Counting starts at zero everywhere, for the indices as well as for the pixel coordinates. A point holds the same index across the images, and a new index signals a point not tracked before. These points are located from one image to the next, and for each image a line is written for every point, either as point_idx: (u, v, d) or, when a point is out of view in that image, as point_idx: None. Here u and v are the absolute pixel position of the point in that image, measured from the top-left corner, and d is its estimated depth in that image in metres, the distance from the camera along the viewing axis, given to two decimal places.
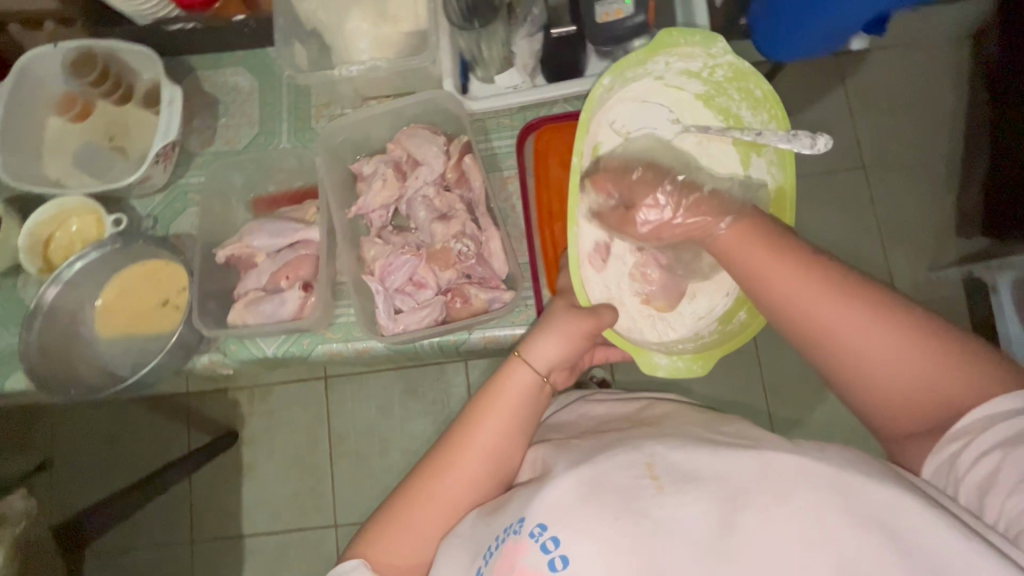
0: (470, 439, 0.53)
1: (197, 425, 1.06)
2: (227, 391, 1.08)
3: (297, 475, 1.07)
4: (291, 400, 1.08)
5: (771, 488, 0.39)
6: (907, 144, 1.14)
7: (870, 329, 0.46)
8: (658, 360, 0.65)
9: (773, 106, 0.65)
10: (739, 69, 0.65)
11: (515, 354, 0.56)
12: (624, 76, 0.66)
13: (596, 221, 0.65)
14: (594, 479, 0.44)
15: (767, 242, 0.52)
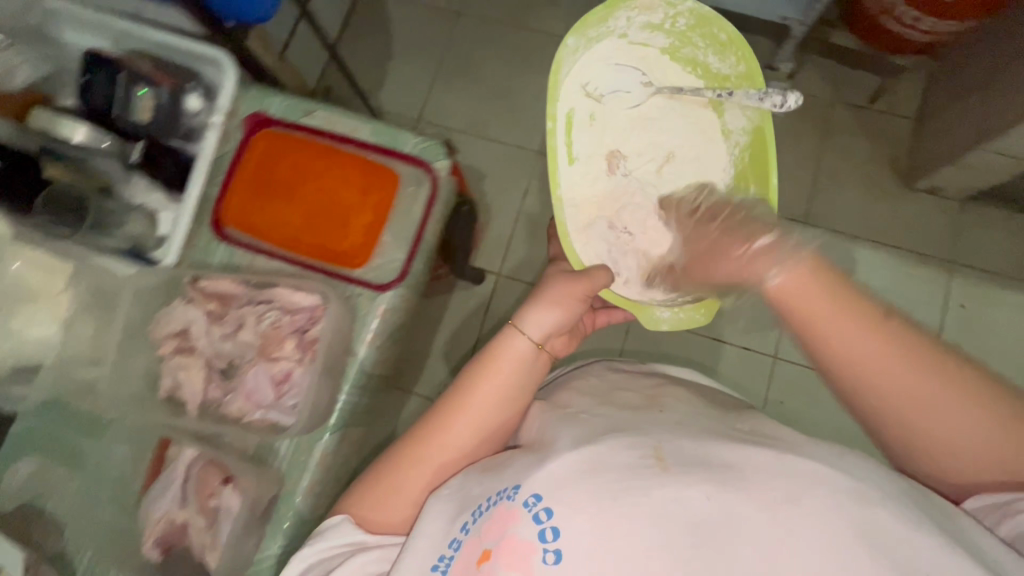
0: (460, 405, 0.52)
1: None
2: None
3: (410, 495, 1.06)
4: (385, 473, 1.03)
5: (783, 490, 0.37)
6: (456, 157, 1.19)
7: (932, 397, 0.44)
8: (660, 315, 0.64)
9: (739, 47, 0.64)
10: (701, 14, 0.64)
11: (511, 325, 0.55)
12: (588, 36, 0.66)
13: (581, 190, 0.66)
14: (594, 457, 0.42)
15: (838, 296, 0.46)
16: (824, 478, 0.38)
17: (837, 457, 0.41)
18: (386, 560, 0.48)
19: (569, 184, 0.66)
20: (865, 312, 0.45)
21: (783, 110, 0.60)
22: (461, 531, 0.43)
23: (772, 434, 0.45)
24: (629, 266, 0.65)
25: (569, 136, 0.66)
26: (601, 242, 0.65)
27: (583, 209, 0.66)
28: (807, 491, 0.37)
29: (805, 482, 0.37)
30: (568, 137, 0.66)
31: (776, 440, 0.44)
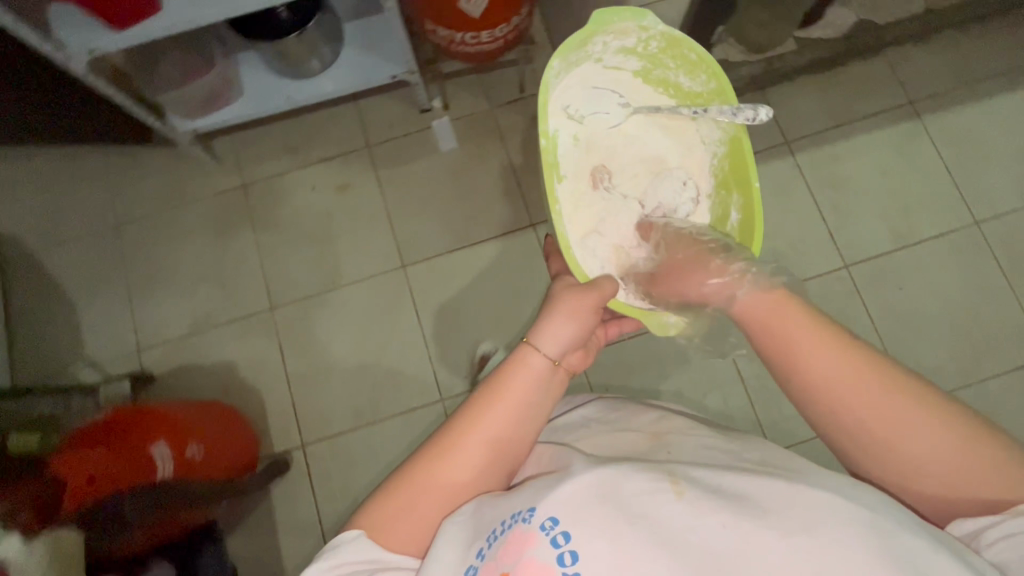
0: (475, 423, 0.52)
1: None
2: None
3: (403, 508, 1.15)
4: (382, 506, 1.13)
5: (800, 518, 0.37)
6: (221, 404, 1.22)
7: (908, 419, 0.44)
8: (668, 320, 0.64)
9: (708, 67, 0.65)
10: (671, 37, 0.65)
11: (526, 343, 0.56)
12: (568, 59, 0.66)
13: (580, 212, 0.69)
14: (610, 479, 0.41)
15: (800, 314, 0.49)
16: (852, 513, 0.37)
17: (861, 488, 0.40)
18: None
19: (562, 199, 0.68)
20: (828, 330, 0.48)
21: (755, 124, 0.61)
22: (478, 557, 0.43)
23: (787, 465, 0.45)
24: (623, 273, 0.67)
25: (560, 155, 0.68)
26: (598, 256, 0.67)
27: (576, 221, 0.68)
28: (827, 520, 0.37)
29: (827, 515, 0.37)
30: (559, 156, 0.68)
31: (793, 471, 0.43)
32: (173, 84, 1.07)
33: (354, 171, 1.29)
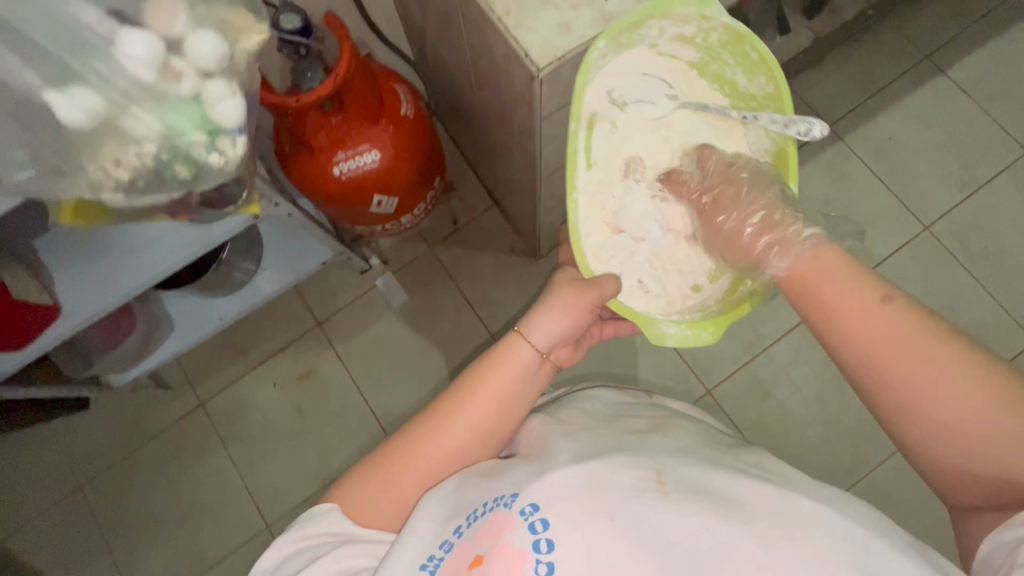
0: (459, 406, 0.53)
1: None
2: None
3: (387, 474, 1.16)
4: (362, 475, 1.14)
5: (787, 530, 0.37)
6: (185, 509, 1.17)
7: (968, 395, 0.43)
8: (667, 330, 0.62)
9: (769, 69, 0.60)
10: (735, 32, 0.60)
11: (515, 331, 0.56)
12: (617, 41, 0.62)
13: (599, 202, 0.66)
14: (595, 473, 0.41)
15: (850, 279, 0.48)
16: (832, 521, 0.38)
17: (843, 501, 0.41)
18: (375, 557, 0.48)
19: (584, 187, 0.65)
20: (884, 296, 0.47)
21: (806, 139, 0.57)
22: (454, 533, 0.44)
23: (774, 470, 0.45)
24: (637, 272, 0.65)
25: (590, 141, 0.65)
26: (615, 255, 0.65)
27: (594, 211, 0.66)
28: (808, 528, 0.37)
29: (809, 526, 0.37)
30: (588, 144, 0.65)
31: (778, 474, 0.44)
32: (102, 346, 0.90)
33: (313, 357, 1.23)
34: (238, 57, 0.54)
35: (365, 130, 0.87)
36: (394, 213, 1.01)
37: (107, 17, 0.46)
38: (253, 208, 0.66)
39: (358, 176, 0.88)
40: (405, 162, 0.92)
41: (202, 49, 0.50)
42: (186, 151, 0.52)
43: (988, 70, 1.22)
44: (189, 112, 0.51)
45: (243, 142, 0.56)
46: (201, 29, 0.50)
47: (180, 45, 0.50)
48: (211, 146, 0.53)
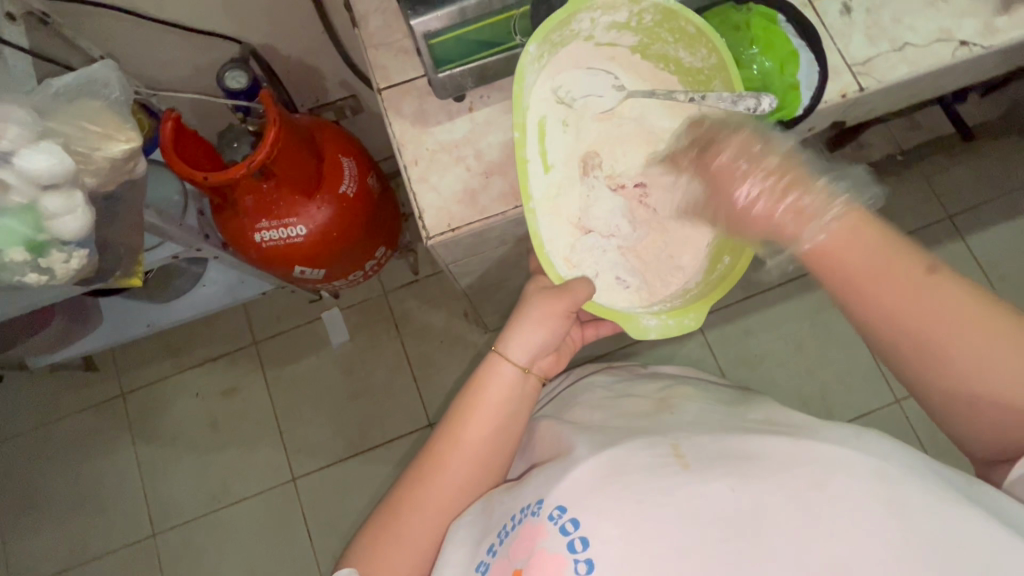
0: (460, 435, 0.57)
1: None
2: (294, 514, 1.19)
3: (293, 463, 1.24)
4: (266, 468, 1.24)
5: (806, 475, 0.43)
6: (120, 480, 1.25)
7: (1000, 354, 0.46)
8: (648, 322, 0.62)
9: (710, 39, 0.62)
10: (668, 9, 0.62)
11: (495, 351, 0.60)
12: (550, 40, 0.62)
13: (562, 208, 0.65)
14: (614, 461, 0.48)
15: (882, 242, 0.51)
16: (834, 453, 0.44)
17: (855, 439, 0.47)
18: None
19: (547, 195, 0.64)
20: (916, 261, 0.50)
21: (754, 112, 0.61)
22: (488, 553, 0.48)
23: (787, 421, 0.53)
24: (612, 268, 0.66)
25: (543, 143, 0.64)
26: (590, 258, 0.65)
27: (559, 219, 0.65)
28: (809, 455, 0.45)
29: (821, 463, 0.44)
30: (542, 145, 0.64)
31: (794, 426, 0.51)
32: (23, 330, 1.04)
33: (241, 374, 1.28)
34: (94, 163, 0.66)
35: (294, 205, 0.92)
36: (324, 277, 1.05)
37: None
38: (133, 279, 0.75)
39: (281, 244, 0.94)
40: (334, 240, 0.97)
41: (32, 164, 0.59)
42: (5, 263, 0.61)
43: (997, 250, 1.27)
44: (8, 229, 0.59)
45: (81, 253, 0.65)
46: (38, 145, 0.60)
47: (10, 160, 0.59)
48: (35, 260, 0.62)
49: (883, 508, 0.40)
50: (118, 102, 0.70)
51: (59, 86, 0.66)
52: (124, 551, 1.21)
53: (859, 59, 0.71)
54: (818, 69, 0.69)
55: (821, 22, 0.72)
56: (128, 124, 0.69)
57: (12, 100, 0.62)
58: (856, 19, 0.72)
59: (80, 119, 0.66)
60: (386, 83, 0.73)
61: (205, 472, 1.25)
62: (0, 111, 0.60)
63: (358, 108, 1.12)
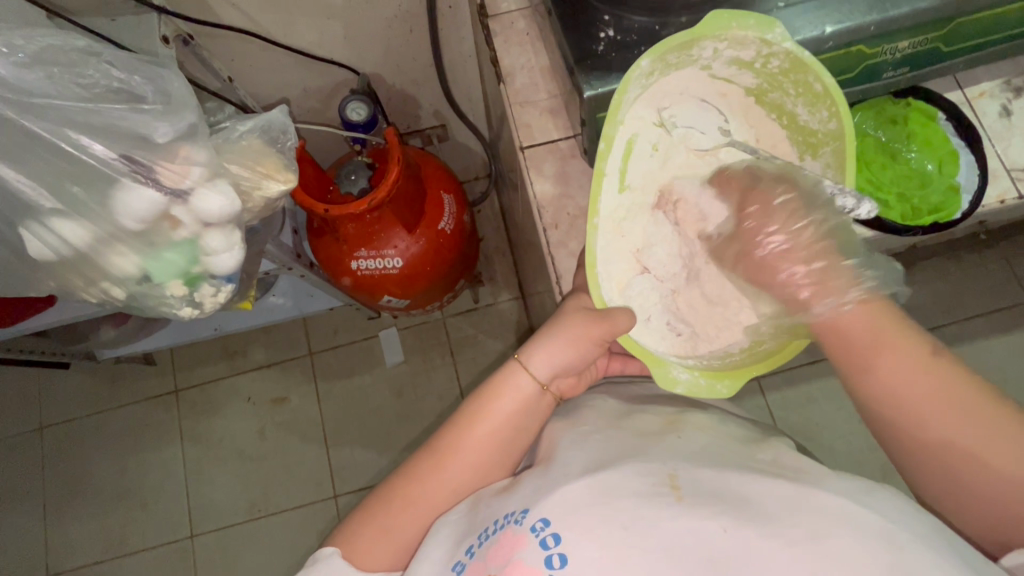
0: (463, 440, 0.51)
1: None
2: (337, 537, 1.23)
3: (329, 485, 1.26)
4: (307, 485, 1.26)
5: (808, 525, 0.37)
6: (160, 470, 1.29)
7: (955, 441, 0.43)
8: (678, 374, 0.51)
9: (835, 103, 0.49)
10: (797, 59, 0.49)
11: (514, 360, 0.53)
12: (665, 60, 0.51)
13: (624, 229, 0.54)
14: (606, 482, 0.41)
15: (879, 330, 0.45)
16: (841, 509, 0.38)
17: (866, 492, 0.41)
18: None
19: (616, 215, 0.53)
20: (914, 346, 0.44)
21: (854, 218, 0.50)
22: (466, 554, 0.42)
23: (793, 466, 0.46)
24: (663, 312, 0.53)
25: (627, 162, 0.53)
26: (641, 299, 0.53)
27: (619, 243, 0.53)
28: (815, 506, 0.39)
29: (833, 518, 0.38)
30: (624, 163, 0.53)
31: (802, 473, 0.44)
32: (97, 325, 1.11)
33: (293, 383, 1.31)
34: (252, 202, 0.51)
35: (390, 235, 0.82)
36: (409, 306, 0.96)
37: (117, 156, 0.43)
38: (246, 303, 0.64)
39: (375, 275, 0.85)
40: (425, 276, 0.88)
41: (209, 206, 0.46)
42: (161, 295, 0.49)
43: None
44: (171, 263, 0.47)
45: (227, 288, 0.52)
46: (214, 184, 0.47)
47: (185, 197, 0.46)
48: (188, 295, 0.50)
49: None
50: (292, 152, 0.53)
51: (240, 129, 0.50)
52: (165, 548, 1.24)
53: (1019, 164, 0.54)
54: (982, 168, 0.53)
55: (979, 123, 0.56)
56: (294, 166, 0.53)
57: (207, 140, 0.47)
58: (1016, 122, 0.56)
59: (250, 158, 0.50)
60: (530, 142, 0.61)
61: (244, 477, 1.27)
62: (180, 147, 0.45)
63: (444, 137, 1.12)
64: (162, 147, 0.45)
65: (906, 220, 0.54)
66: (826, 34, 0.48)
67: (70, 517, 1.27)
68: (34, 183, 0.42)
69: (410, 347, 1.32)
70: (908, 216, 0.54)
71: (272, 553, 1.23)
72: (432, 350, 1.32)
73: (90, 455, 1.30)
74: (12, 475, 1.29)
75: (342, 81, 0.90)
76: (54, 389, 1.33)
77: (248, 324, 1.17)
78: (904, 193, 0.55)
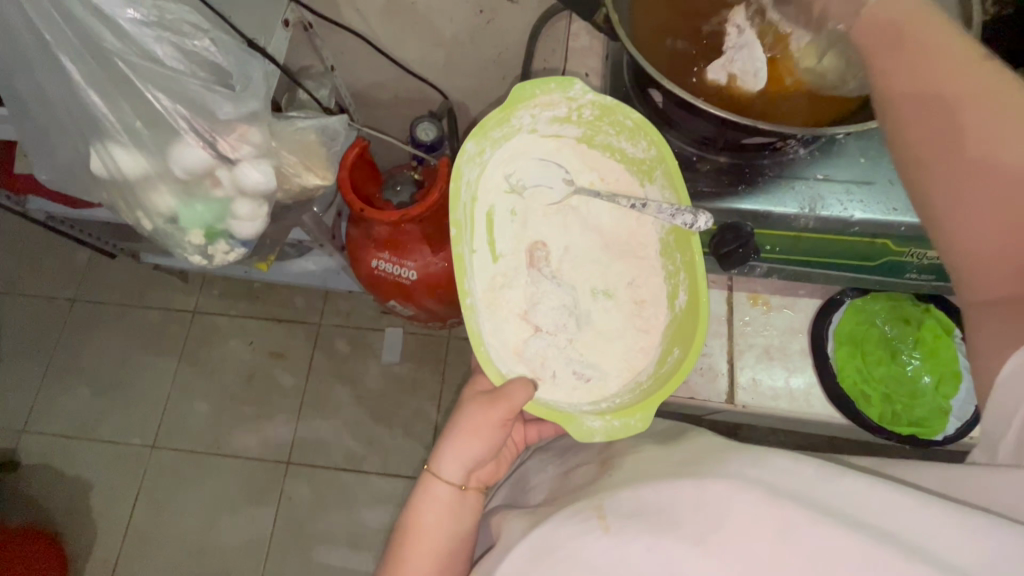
0: (396, 574, 0.51)
1: (176, 513, 1.27)
2: (280, 501, 1.27)
3: (290, 449, 1.30)
4: (270, 441, 1.31)
5: (708, 519, 0.39)
6: (152, 376, 1.37)
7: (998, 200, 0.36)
8: (592, 425, 0.49)
9: (650, 132, 0.51)
10: (604, 104, 0.52)
11: (428, 472, 0.54)
12: (489, 137, 0.54)
13: (502, 292, 0.54)
14: (540, 545, 0.44)
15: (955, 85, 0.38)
16: (736, 494, 0.39)
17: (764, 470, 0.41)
18: None
19: (489, 286, 0.54)
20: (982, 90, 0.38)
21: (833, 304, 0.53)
22: None
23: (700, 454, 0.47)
24: (566, 362, 0.53)
25: (487, 236, 0.55)
26: (541, 360, 0.53)
27: (501, 313, 0.54)
28: (712, 495, 0.40)
29: (725, 508, 0.39)
30: (486, 237, 0.55)
31: (708, 462, 0.45)
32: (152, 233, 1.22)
33: (294, 342, 1.38)
34: (289, 185, 0.57)
35: (415, 248, 0.86)
36: (412, 317, 1.00)
37: (185, 115, 0.49)
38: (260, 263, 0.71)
39: (387, 278, 0.89)
40: (433, 295, 0.91)
41: (249, 179, 0.52)
42: (180, 239, 0.55)
43: None
44: (198, 215, 0.53)
45: (239, 250, 0.57)
46: (259, 162, 0.53)
47: (231, 164, 0.52)
48: (203, 246, 0.55)
49: (791, 541, 0.35)
50: (336, 155, 0.59)
51: (299, 122, 0.56)
52: (129, 447, 1.32)
53: None
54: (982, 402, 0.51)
55: None
56: (335, 167, 0.59)
57: (266, 127, 0.53)
58: None
59: (298, 150, 0.56)
60: None
61: (219, 410, 1.34)
62: (241, 126, 0.51)
63: None
64: (222, 122, 0.51)
65: (885, 420, 0.52)
66: (853, 218, 0.48)
67: (65, 386, 1.37)
68: (113, 115, 0.48)
69: (410, 350, 1.36)
70: (888, 419, 0.52)
71: (216, 490, 1.28)
72: (427, 360, 1.35)
73: (103, 339, 1.41)
74: (34, 333, 1.42)
75: (429, 99, 0.96)
76: (97, 272, 1.45)
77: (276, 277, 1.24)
78: (891, 394, 0.53)
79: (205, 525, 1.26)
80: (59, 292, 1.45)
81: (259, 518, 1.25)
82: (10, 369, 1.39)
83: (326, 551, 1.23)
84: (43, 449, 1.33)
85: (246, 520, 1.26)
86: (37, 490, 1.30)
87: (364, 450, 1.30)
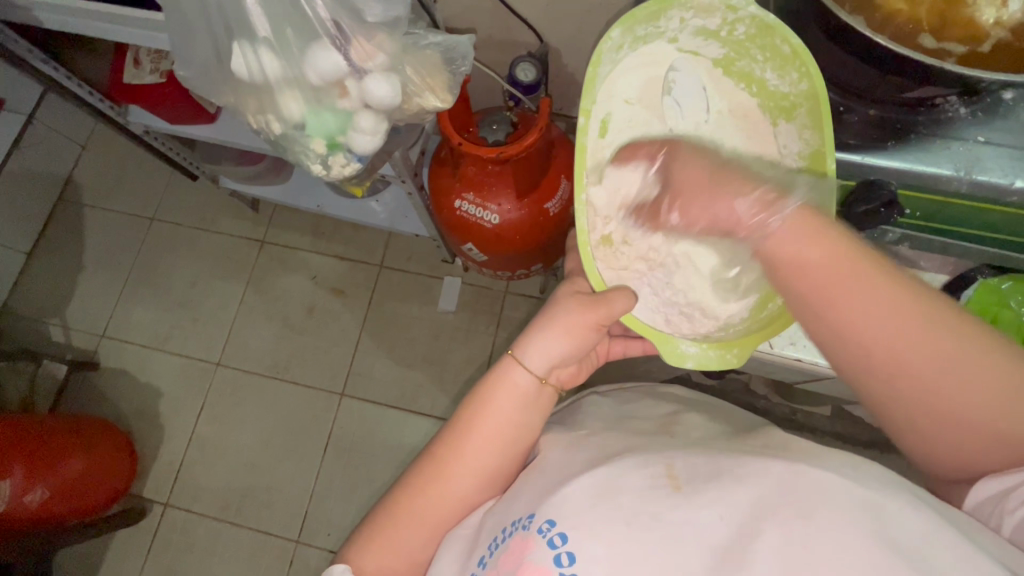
0: (457, 446, 0.52)
1: (234, 427, 1.35)
2: (330, 430, 1.32)
3: (343, 381, 1.35)
4: (325, 372, 1.36)
5: (795, 505, 0.38)
6: (219, 297, 1.44)
7: (947, 371, 0.40)
8: (686, 349, 0.55)
9: (801, 65, 0.50)
10: (763, 24, 0.50)
11: (511, 356, 0.54)
12: (635, 33, 0.55)
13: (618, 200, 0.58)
14: (608, 481, 0.43)
15: (840, 261, 0.43)
16: (826, 482, 0.39)
17: (852, 470, 0.41)
18: None
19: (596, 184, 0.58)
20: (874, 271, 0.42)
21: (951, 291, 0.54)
22: (479, 564, 0.45)
23: (787, 449, 0.48)
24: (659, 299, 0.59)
25: (604, 137, 0.58)
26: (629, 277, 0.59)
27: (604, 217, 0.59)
28: (804, 481, 0.39)
29: (818, 495, 0.38)
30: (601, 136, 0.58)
31: (791, 452, 0.46)
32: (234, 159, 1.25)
33: (355, 280, 1.41)
34: (410, 105, 0.58)
35: (501, 193, 0.86)
36: (484, 263, 1.00)
37: (329, 19, 0.50)
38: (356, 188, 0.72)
39: (470, 221, 0.89)
40: (512, 243, 0.91)
41: (376, 92, 0.53)
42: (304, 145, 0.56)
43: None
44: (325, 121, 0.54)
45: (355, 165, 0.59)
46: (387, 75, 0.53)
47: (361, 76, 0.53)
48: (325, 155, 0.57)
49: (871, 546, 0.35)
50: (459, 78, 0.59)
51: (428, 38, 0.57)
52: (194, 361, 1.40)
53: None
54: None
55: None
56: (455, 90, 0.59)
57: (399, 36, 0.54)
58: None
59: (423, 66, 0.57)
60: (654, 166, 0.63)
61: (279, 336, 1.39)
62: (377, 33, 0.53)
63: None
64: (366, 25, 0.52)
65: None
66: (1012, 187, 0.45)
67: (139, 298, 1.45)
68: (262, 15, 0.48)
69: (467, 301, 1.38)
70: None
71: (271, 410, 1.35)
72: (482, 313, 1.36)
73: (176, 258, 1.47)
74: (114, 244, 1.49)
75: (524, 44, 0.94)
76: (175, 194, 1.51)
77: (345, 216, 1.26)
78: None
79: (259, 441, 1.33)
80: (139, 209, 1.51)
81: (309, 441, 1.32)
82: (93, 276, 1.47)
83: (370, 480, 1.28)
84: (117, 353, 1.42)
85: (297, 441, 1.32)
86: (112, 389, 1.39)
87: (413, 392, 1.33)
